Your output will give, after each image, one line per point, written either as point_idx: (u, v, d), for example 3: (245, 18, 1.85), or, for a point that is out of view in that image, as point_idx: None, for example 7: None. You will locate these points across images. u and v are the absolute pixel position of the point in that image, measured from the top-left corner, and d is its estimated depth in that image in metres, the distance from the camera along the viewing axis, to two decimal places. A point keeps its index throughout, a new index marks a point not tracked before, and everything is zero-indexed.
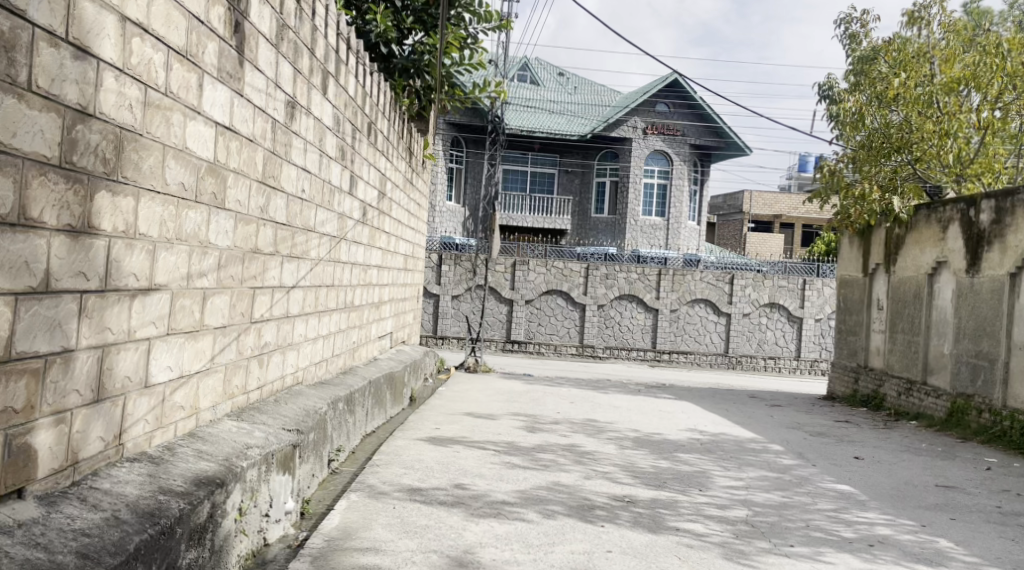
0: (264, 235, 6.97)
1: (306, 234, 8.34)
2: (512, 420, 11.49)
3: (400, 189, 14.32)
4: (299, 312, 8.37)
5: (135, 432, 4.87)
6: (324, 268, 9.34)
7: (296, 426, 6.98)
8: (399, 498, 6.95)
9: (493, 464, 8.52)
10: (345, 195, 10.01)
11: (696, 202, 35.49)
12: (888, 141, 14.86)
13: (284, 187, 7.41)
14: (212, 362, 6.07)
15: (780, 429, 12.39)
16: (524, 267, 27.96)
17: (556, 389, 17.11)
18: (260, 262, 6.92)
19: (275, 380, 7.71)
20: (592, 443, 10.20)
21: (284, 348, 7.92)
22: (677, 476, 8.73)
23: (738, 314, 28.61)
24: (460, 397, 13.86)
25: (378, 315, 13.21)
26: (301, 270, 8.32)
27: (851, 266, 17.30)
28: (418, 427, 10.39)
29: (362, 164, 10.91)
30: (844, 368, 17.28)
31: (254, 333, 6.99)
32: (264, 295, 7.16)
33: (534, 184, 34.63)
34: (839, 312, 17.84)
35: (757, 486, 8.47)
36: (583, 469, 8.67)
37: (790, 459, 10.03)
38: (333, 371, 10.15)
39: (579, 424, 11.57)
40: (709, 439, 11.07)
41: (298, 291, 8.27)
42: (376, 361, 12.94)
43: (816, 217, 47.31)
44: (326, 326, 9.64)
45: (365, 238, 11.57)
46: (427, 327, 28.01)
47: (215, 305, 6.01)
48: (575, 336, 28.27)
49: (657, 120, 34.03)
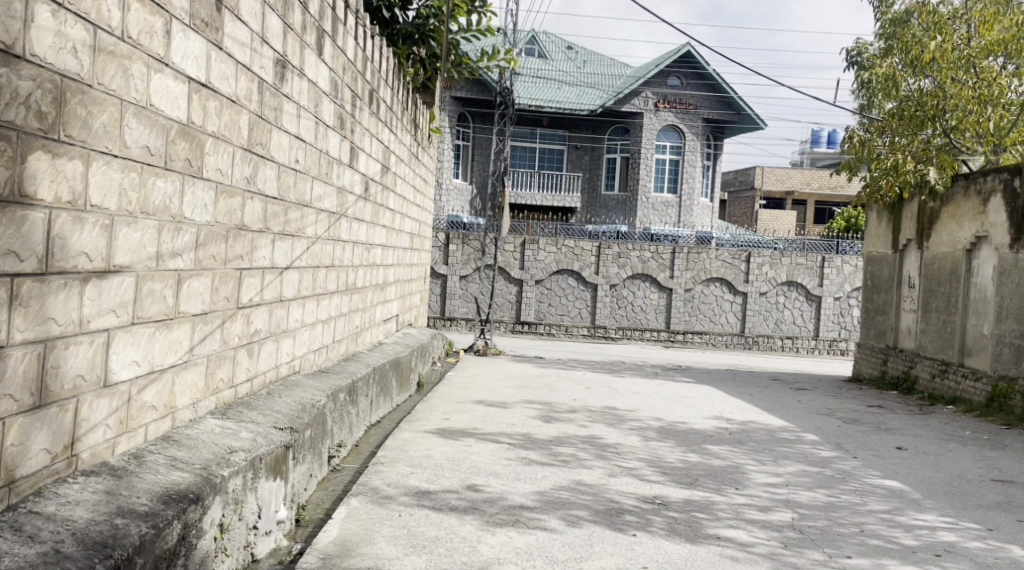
0: (251, 210, 6.21)
1: (301, 210, 7.58)
2: (525, 409, 10.74)
3: (404, 163, 13.54)
4: (295, 295, 7.62)
5: (94, 440, 4.15)
6: (323, 247, 8.59)
7: (290, 423, 6.23)
8: (405, 503, 6.20)
9: (507, 461, 7.77)
10: (345, 167, 9.25)
11: (709, 178, 34.66)
12: (922, 109, 14.09)
13: (274, 156, 6.65)
14: (191, 354, 5.33)
15: (812, 416, 11.64)
16: (534, 246, 27.25)
17: (569, 373, 16.36)
18: (247, 240, 6.18)
19: (268, 371, 6.98)
20: (614, 435, 9.44)
21: (278, 336, 7.18)
22: (709, 472, 7.98)
23: (755, 293, 27.82)
24: (470, 382, 13.14)
25: (383, 297, 12.47)
26: (297, 249, 7.56)
27: (879, 242, 16.51)
28: (426, 418, 9.64)
29: (364, 135, 10.14)
30: (872, 349, 16.54)
31: (243, 320, 6.24)
32: (253, 277, 6.41)
33: (542, 161, 33.76)
34: (865, 291, 17.09)
35: (798, 483, 7.71)
36: (606, 465, 7.91)
37: (828, 450, 9.29)
38: (334, 358, 9.41)
39: (597, 412, 10.81)
40: (738, 428, 10.31)
41: (293, 273, 7.51)
42: (382, 345, 12.20)
43: (828, 193, 46.36)
44: (326, 310, 8.91)
45: (367, 215, 10.81)
46: (435, 309, 27.26)
47: (194, 290, 5.26)
48: (586, 317, 27.55)
49: (669, 94, 33.08)
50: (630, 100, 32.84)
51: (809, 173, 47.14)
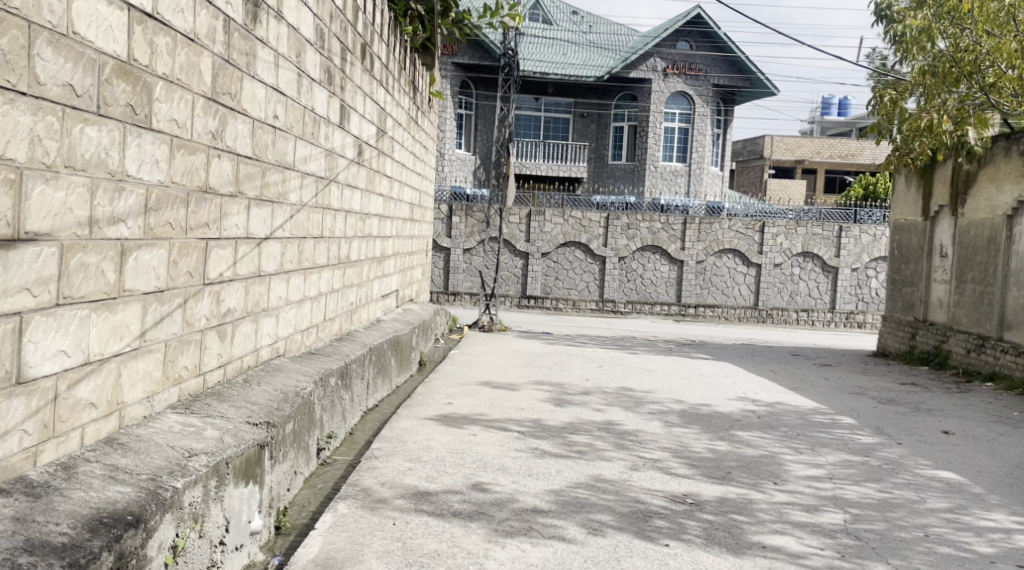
0: (219, 170, 5.36)
1: (281, 172, 6.73)
2: (535, 391, 9.92)
3: (403, 127, 12.68)
4: (277, 269, 6.79)
5: (3, 449, 3.35)
6: (310, 215, 7.75)
7: (269, 415, 5.41)
8: (401, 508, 5.37)
9: (518, 453, 6.93)
10: (334, 127, 8.40)
11: (719, 146, 33.79)
12: (956, 65, 13.36)
13: (246, 109, 5.78)
14: (143, 340, 4.48)
15: (843, 397, 10.85)
16: (540, 217, 26.36)
17: (580, 349, 15.49)
18: (213, 204, 5.32)
19: (246, 355, 6.14)
20: (634, 420, 8.61)
21: (258, 315, 6.34)
22: (742, 464, 7.15)
23: (769, 265, 26.95)
24: (475, 361, 12.32)
25: (382, 270, 11.65)
26: (278, 217, 6.73)
27: (909, 209, 15.80)
28: (427, 402, 8.80)
29: (356, 94, 9.31)
30: (898, 322, 16.04)
31: (211, 298, 5.39)
32: (223, 248, 5.55)
33: (548, 130, 32.88)
34: (891, 260, 16.55)
35: (844, 477, 6.88)
36: (627, 457, 7.08)
37: (869, 436, 8.48)
38: (326, 337, 8.58)
39: (613, 394, 9.99)
40: (766, 411, 9.50)
41: (273, 243, 6.67)
42: (380, 323, 11.35)
43: (840, 161, 45.32)
44: (315, 286, 8.08)
45: (362, 181, 9.98)
46: (438, 283, 26.45)
47: (145, 263, 4.40)
48: (595, 291, 26.71)
49: (679, 60, 32.12)
50: (638, 65, 31.82)
51: (820, 141, 46.04)
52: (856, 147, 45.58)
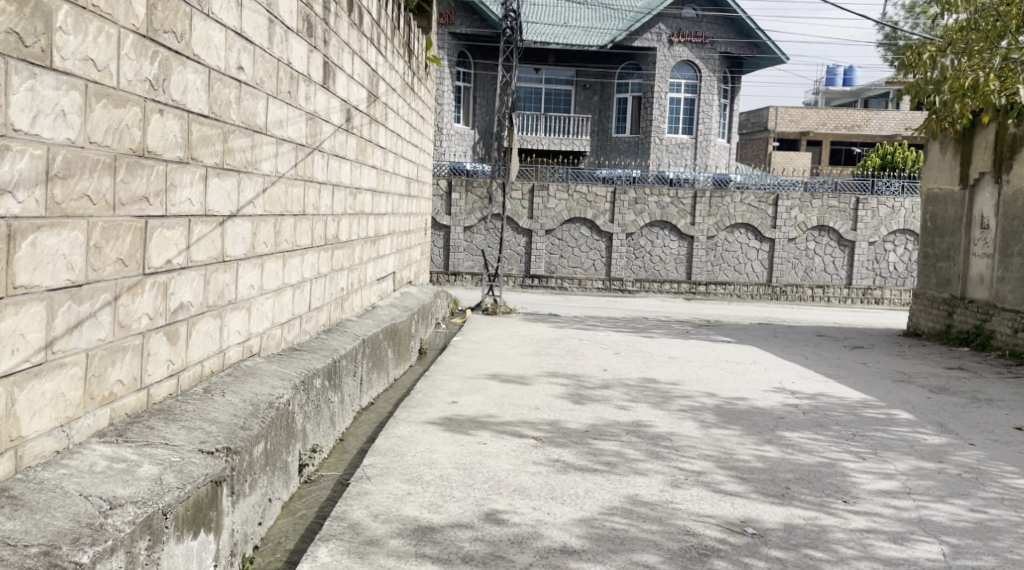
0: (161, 130, 4.26)
1: (249, 137, 5.63)
2: (549, 385, 8.83)
3: (397, 93, 11.54)
4: (247, 254, 5.69)
5: None
6: (288, 189, 6.63)
7: (233, 436, 4.30)
8: (395, 552, 4.28)
9: (536, 468, 5.83)
10: (315, 88, 7.32)
11: (726, 118, 32.79)
12: (1002, 17, 12.85)
13: (196, 53, 4.68)
14: (53, 351, 3.40)
15: (890, 386, 9.79)
16: (543, 193, 25.23)
17: (591, 333, 14.36)
18: (155, 171, 4.20)
19: (207, 358, 5.02)
20: (666, 420, 7.51)
21: (221, 309, 5.22)
22: (800, 475, 6.06)
23: (783, 239, 25.88)
24: (480, 350, 11.22)
25: (375, 252, 10.49)
26: (246, 190, 5.61)
27: (944, 178, 15.15)
28: (429, 402, 7.68)
29: (341, 50, 8.25)
30: (932, 301, 15.21)
31: (156, 291, 4.28)
32: (171, 227, 4.44)
33: (549, 103, 31.67)
34: (923, 234, 15.79)
35: (925, 493, 5.82)
36: (665, 469, 5.99)
37: (935, 436, 7.44)
38: (311, 331, 7.45)
39: (636, 387, 8.90)
40: (811, 406, 8.45)
41: (242, 222, 5.57)
42: (375, 309, 10.25)
43: (846, 132, 43.61)
44: (297, 273, 6.98)
45: (351, 151, 8.88)
46: (438, 263, 25.32)
47: (49, 250, 3.31)
48: (601, 270, 25.62)
49: (684, 27, 30.83)
50: (643, 32, 30.63)
51: (825, 113, 44.50)
52: (862, 118, 43.82)
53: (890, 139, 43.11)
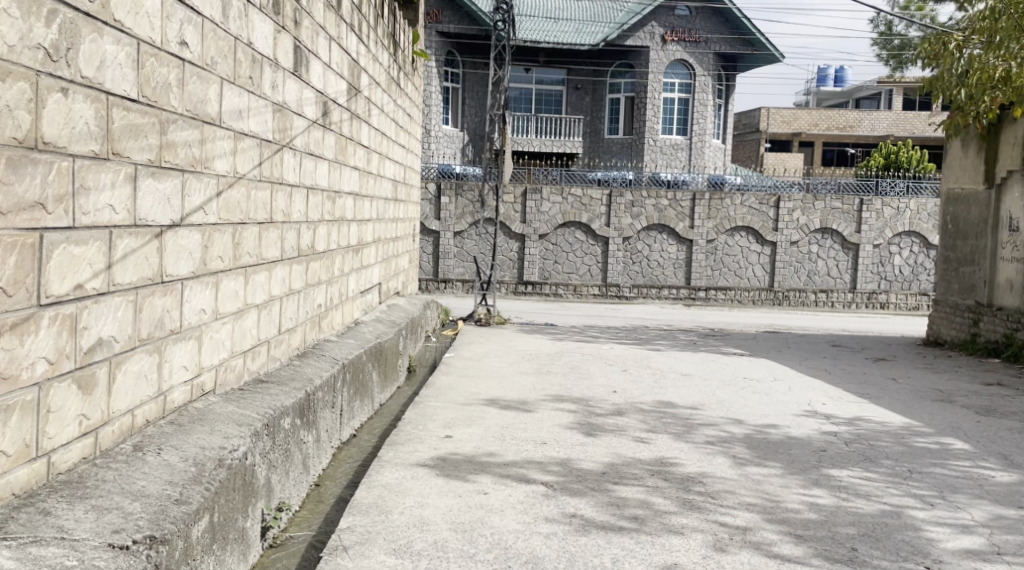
0: (66, 114, 3.29)
1: (198, 128, 4.63)
2: (555, 413, 7.81)
3: (382, 88, 10.52)
4: (195, 271, 4.65)
5: None
6: (250, 193, 5.60)
7: (162, 515, 3.29)
8: None
9: (550, 528, 4.81)
10: (284, 75, 6.31)
11: (721, 118, 31.88)
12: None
13: (118, 19, 3.68)
14: None
15: (930, 407, 8.84)
16: (536, 196, 24.22)
17: (590, 346, 13.34)
18: (55, 167, 3.23)
19: (141, 405, 4.00)
20: (694, 456, 6.51)
21: (160, 343, 4.19)
22: (865, 530, 5.06)
23: (785, 243, 24.94)
24: (476, 369, 10.22)
25: (358, 262, 9.46)
26: (194, 193, 4.60)
27: (966, 177, 14.26)
28: (418, 438, 6.64)
29: (316, 33, 7.23)
30: (955, 308, 14.26)
31: (67, 326, 3.32)
32: (83, 242, 3.42)
33: (540, 103, 30.63)
34: (944, 237, 14.88)
35: (1019, 553, 4.83)
36: (704, 526, 4.98)
37: (1003, 471, 6.48)
38: (282, 357, 6.41)
39: (652, 414, 7.89)
40: (853, 434, 7.47)
41: (190, 231, 4.55)
42: (358, 326, 9.21)
43: (838, 133, 42.53)
44: (263, 290, 5.95)
45: (329, 149, 7.87)
46: (427, 270, 24.29)
47: None
48: (597, 275, 24.65)
49: (677, 25, 30.08)
50: (636, 31, 29.72)
51: (818, 113, 43.51)
52: (853, 118, 42.71)
53: (884, 139, 42.09)
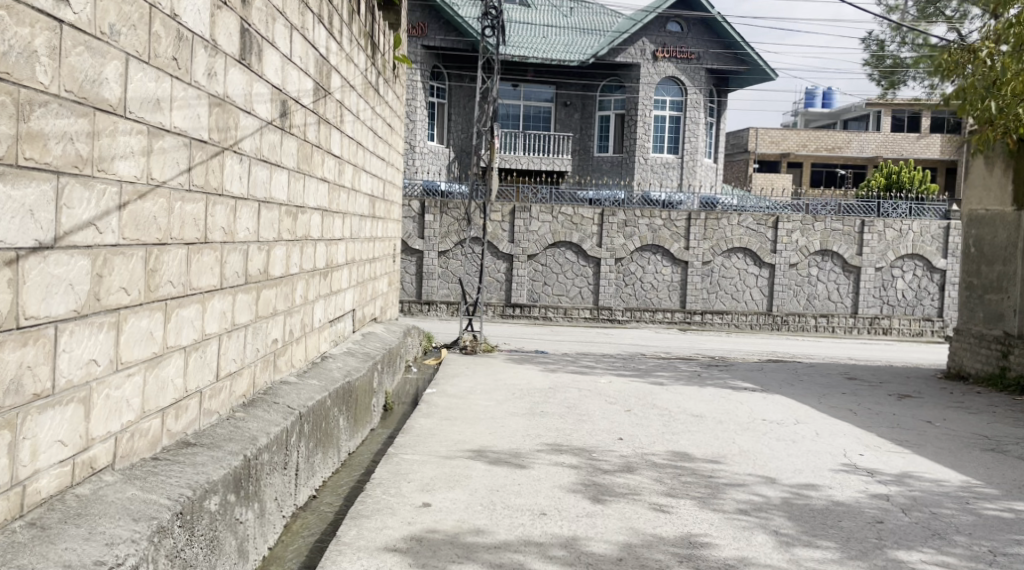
0: None
1: (88, 117, 3.45)
2: (555, 470, 6.57)
3: (357, 93, 9.36)
4: (82, 309, 3.45)
5: None
6: (175, 205, 4.39)
7: None
8: None
9: None
10: (224, 61, 5.09)
11: (712, 136, 30.85)
12: None
13: None
14: None
15: (983, 459, 7.67)
16: (524, 215, 23.00)
17: (584, 379, 12.14)
18: None
19: None
20: (729, 531, 5.29)
21: (14, 414, 3.04)
22: None
23: (784, 265, 23.83)
24: (461, 409, 8.99)
25: (326, 288, 8.24)
26: (82, 207, 3.42)
27: (991, 198, 13.18)
28: (390, 507, 5.40)
29: (271, 17, 6.02)
30: (979, 339, 13.12)
31: None
32: None
33: (528, 120, 29.50)
34: (965, 260, 13.77)
35: None
36: None
37: None
38: (220, 409, 5.18)
39: (668, 471, 6.67)
40: (910, 498, 6.28)
41: (76, 257, 3.38)
42: (324, 362, 7.96)
43: (828, 154, 41.55)
44: (192, 328, 4.71)
45: (289, 157, 6.64)
46: (409, 291, 23.05)
47: None
48: (589, 297, 23.46)
49: (669, 41, 28.94)
50: (627, 47, 28.62)
51: (807, 133, 42.18)
52: (843, 138, 41.61)
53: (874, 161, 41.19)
